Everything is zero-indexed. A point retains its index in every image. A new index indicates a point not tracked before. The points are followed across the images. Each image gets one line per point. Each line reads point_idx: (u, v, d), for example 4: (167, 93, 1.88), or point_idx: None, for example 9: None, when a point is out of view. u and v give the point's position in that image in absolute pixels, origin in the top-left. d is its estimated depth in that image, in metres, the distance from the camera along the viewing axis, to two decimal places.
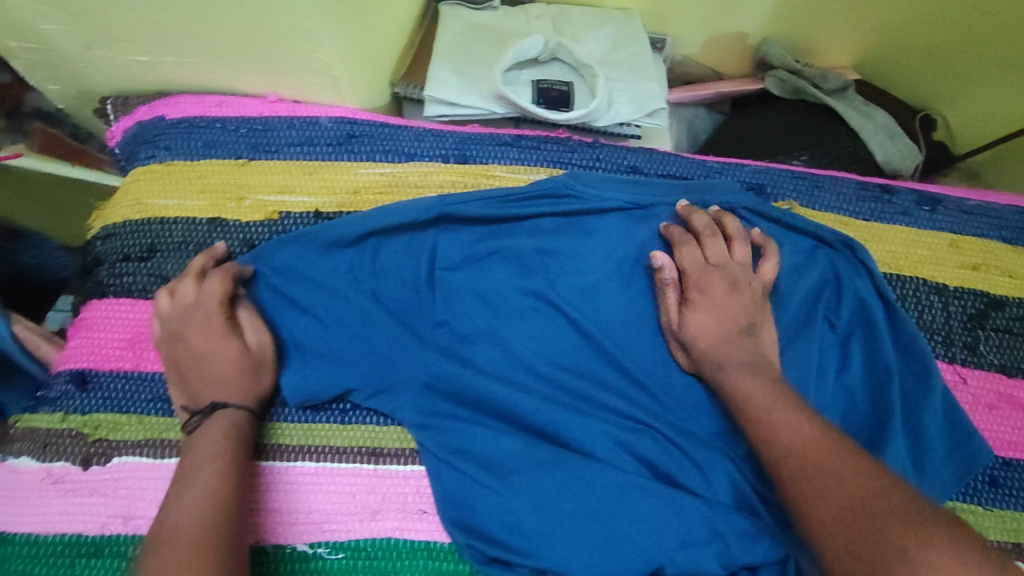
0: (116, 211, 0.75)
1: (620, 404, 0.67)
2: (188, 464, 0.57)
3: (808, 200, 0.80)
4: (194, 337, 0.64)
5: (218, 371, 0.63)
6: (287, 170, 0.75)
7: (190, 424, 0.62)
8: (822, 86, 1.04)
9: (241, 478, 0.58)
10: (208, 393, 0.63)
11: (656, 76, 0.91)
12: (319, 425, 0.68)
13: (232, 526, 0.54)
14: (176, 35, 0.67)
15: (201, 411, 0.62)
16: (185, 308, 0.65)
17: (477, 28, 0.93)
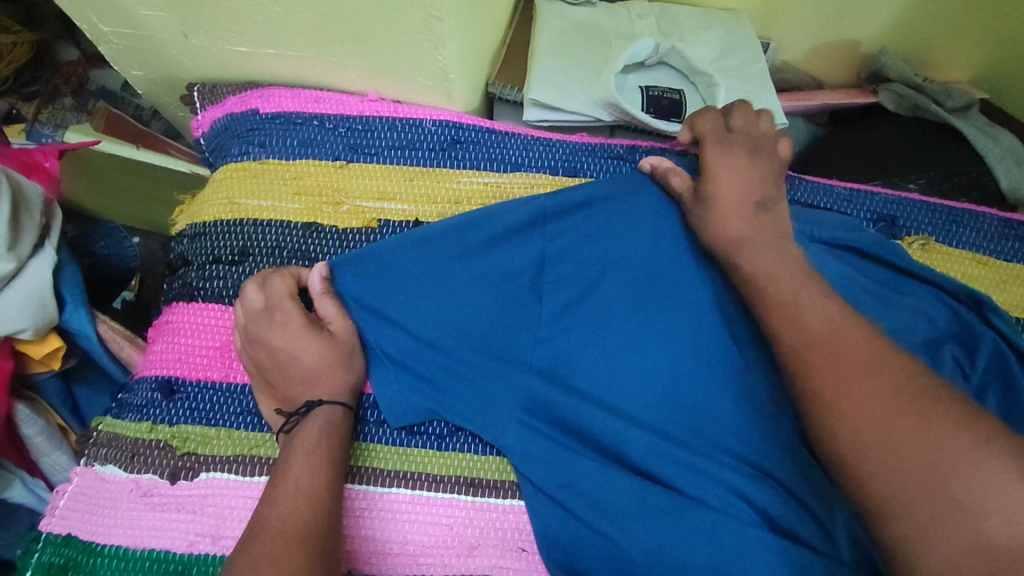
0: (205, 208, 0.71)
1: (739, 446, 0.60)
2: (284, 457, 0.55)
3: (944, 236, 0.73)
4: (273, 338, 0.62)
5: (309, 367, 0.61)
6: (387, 175, 0.71)
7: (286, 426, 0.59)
8: (943, 103, 0.96)
9: (334, 479, 0.55)
10: (301, 391, 0.61)
11: (771, 87, 0.85)
12: (415, 450, 0.64)
13: (320, 540, 0.50)
14: (291, 24, 0.64)
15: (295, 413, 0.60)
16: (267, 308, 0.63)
17: (577, 26, 0.86)
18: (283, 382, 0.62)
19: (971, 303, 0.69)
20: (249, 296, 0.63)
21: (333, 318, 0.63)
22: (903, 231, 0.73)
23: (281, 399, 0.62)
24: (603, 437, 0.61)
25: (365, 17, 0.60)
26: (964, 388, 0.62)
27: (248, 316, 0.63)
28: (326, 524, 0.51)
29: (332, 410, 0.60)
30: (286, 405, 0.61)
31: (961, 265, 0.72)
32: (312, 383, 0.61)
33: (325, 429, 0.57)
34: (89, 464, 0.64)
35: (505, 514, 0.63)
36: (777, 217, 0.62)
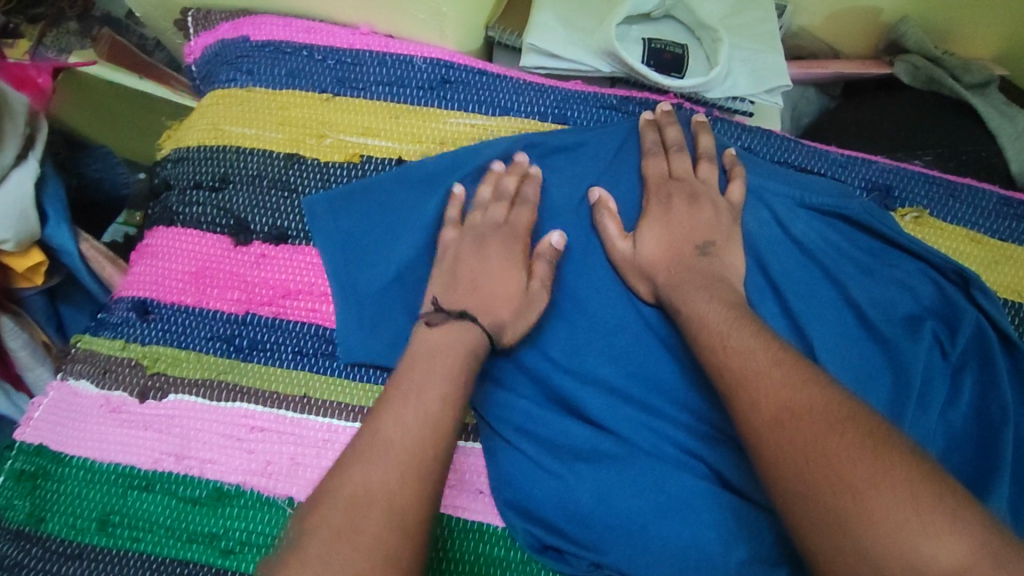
0: (190, 133, 0.70)
1: (698, 406, 0.62)
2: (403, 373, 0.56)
3: (940, 210, 0.71)
4: (492, 255, 0.63)
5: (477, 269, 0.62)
6: (373, 111, 0.70)
7: (432, 318, 0.59)
8: (960, 78, 0.92)
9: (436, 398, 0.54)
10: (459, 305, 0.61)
11: (779, 48, 0.82)
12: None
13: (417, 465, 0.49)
14: None
15: (446, 312, 0.59)
16: (477, 226, 0.64)
17: None
18: (461, 287, 0.62)
19: (958, 280, 0.67)
20: (492, 211, 0.65)
21: (545, 280, 0.62)
22: (897, 202, 0.71)
23: (446, 290, 0.62)
24: (565, 386, 0.62)
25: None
26: (937, 367, 0.64)
27: (458, 236, 0.64)
28: (497, 307, 0.61)
29: (486, 308, 0.61)
30: (445, 295, 0.61)
31: (954, 241, 0.69)
32: (494, 300, 0.61)
33: (473, 292, 0.61)
34: (64, 378, 0.65)
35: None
36: (720, 262, 0.62)
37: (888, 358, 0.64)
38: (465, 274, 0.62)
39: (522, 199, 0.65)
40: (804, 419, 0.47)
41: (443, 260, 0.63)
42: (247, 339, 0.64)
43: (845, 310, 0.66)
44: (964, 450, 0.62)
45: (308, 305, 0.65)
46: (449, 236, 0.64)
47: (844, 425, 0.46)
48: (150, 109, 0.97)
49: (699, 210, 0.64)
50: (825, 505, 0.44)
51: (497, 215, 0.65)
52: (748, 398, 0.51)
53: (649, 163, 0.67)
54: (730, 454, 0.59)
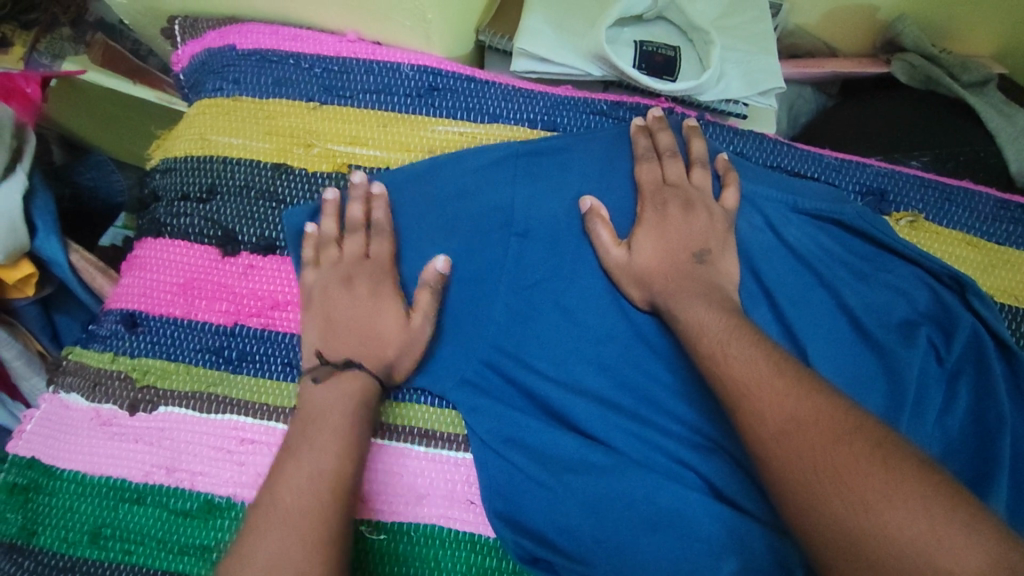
0: (178, 143, 0.70)
1: (690, 415, 0.61)
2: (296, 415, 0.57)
3: (935, 214, 0.70)
4: (353, 301, 0.61)
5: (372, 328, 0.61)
6: (361, 119, 0.69)
7: (318, 372, 0.59)
8: (958, 77, 0.90)
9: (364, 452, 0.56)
10: (341, 347, 0.60)
11: (772, 49, 0.81)
12: (406, 405, 0.64)
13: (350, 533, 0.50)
14: None
15: (330, 365, 0.59)
16: (339, 265, 0.63)
17: None
18: (336, 332, 0.61)
19: (954, 284, 0.67)
20: (351, 245, 0.63)
21: (426, 312, 0.61)
22: (891, 207, 0.70)
23: (324, 340, 0.61)
24: (555, 397, 0.62)
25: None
26: (932, 373, 0.64)
27: (320, 277, 0.63)
28: (371, 351, 0.60)
29: (377, 352, 0.60)
30: (325, 345, 0.61)
31: (949, 245, 0.69)
32: (382, 340, 0.60)
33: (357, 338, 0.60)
34: (56, 390, 0.65)
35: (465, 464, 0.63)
36: (713, 270, 0.62)
37: (884, 364, 0.64)
38: (339, 321, 0.61)
39: (377, 228, 0.64)
40: (809, 431, 0.48)
41: (311, 304, 0.62)
42: (237, 350, 0.64)
43: (839, 316, 0.66)
44: (959, 457, 0.62)
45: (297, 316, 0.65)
46: (309, 279, 0.63)
47: (854, 436, 0.46)
48: (141, 121, 0.95)
49: (694, 217, 0.63)
50: (831, 520, 0.44)
51: (356, 250, 0.63)
52: (752, 407, 0.51)
53: (642, 168, 0.66)
54: (722, 463, 0.59)
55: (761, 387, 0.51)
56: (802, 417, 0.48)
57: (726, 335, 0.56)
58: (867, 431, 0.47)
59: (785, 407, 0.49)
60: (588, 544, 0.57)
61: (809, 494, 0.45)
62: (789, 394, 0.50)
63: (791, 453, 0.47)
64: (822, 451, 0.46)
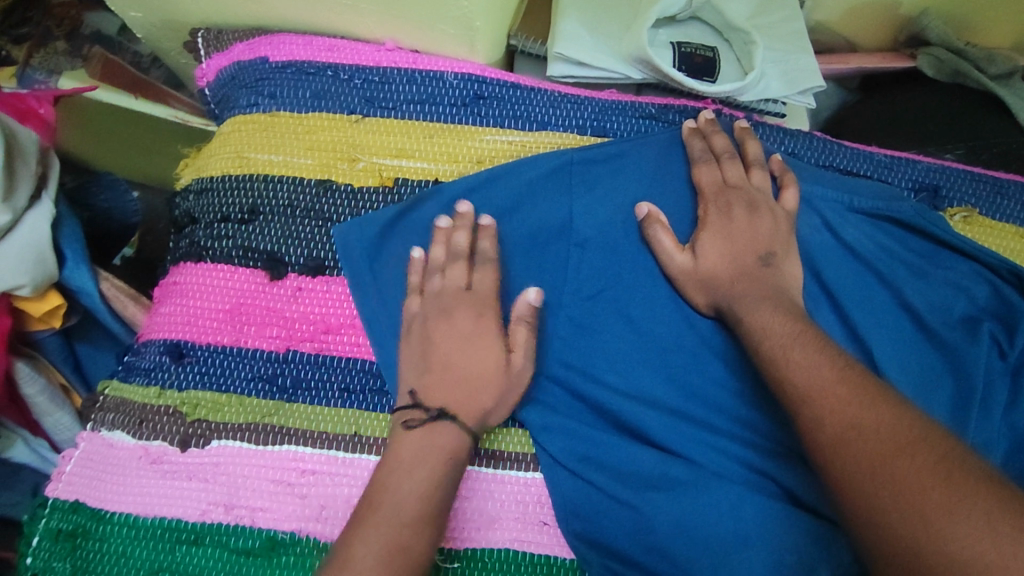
0: (212, 162, 0.67)
1: (764, 422, 0.60)
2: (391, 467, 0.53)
3: (988, 208, 0.70)
4: (461, 321, 0.59)
5: (480, 366, 0.57)
6: (405, 130, 0.67)
7: (409, 419, 0.55)
8: (986, 70, 0.90)
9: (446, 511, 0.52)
10: (440, 394, 0.56)
11: (808, 47, 0.80)
12: (500, 429, 0.62)
13: None
14: None
15: (424, 410, 0.55)
16: (439, 296, 0.60)
17: None
18: (438, 372, 0.57)
19: (1012, 279, 0.67)
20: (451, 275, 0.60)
21: (526, 350, 0.59)
22: (946, 202, 0.70)
23: (423, 381, 0.57)
24: (626, 411, 0.60)
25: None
26: (997, 369, 0.63)
27: (424, 308, 0.60)
28: (466, 399, 0.56)
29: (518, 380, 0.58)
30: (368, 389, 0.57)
31: (1003, 239, 0.69)
32: (477, 385, 0.57)
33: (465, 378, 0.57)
34: (96, 428, 0.61)
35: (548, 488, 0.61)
36: (779, 274, 0.61)
37: (948, 362, 0.63)
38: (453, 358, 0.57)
39: (482, 258, 0.61)
40: (867, 441, 0.46)
41: (410, 333, 0.60)
42: (290, 377, 0.61)
43: (901, 314, 0.65)
44: None
45: (351, 339, 0.62)
46: (413, 307, 0.61)
47: (917, 446, 0.45)
48: (156, 148, 0.94)
49: (759, 219, 0.63)
50: (898, 528, 0.42)
51: (458, 279, 0.60)
52: (813, 415, 0.50)
53: (700, 171, 0.66)
54: (801, 471, 0.58)
55: (823, 395, 0.50)
56: (881, 421, 0.47)
57: (804, 339, 0.55)
58: (935, 439, 0.45)
59: (859, 414, 0.48)
60: (676, 561, 0.56)
61: (864, 506, 0.44)
62: (877, 400, 0.49)
63: (862, 460, 0.46)
64: (879, 457, 0.45)
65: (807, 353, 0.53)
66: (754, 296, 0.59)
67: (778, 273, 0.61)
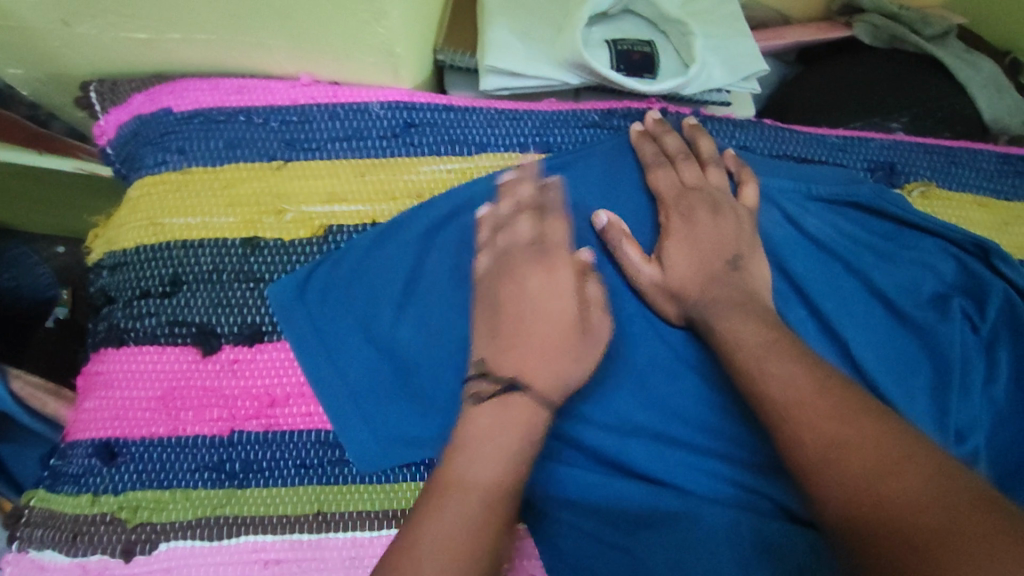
0: (123, 231, 0.60)
1: (746, 432, 0.57)
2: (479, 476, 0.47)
3: (943, 179, 0.68)
4: (532, 280, 0.55)
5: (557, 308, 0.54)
6: (334, 172, 0.61)
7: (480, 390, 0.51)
8: (921, 32, 0.89)
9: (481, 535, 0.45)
10: (537, 333, 0.53)
11: (747, 30, 0.78)
12: (400, 485, 0.56)
13: None
14: (195, 9, 0.55)
15: (493, 380, 0.51)
16: (511, 250, 0.56)
17: None
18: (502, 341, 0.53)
19: (976, 251, 0.65)
20: (519, 228, 0.57)
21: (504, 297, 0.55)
22: (902, 178, 0.68)
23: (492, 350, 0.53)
24: (606, 445, 0.57)
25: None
26: (970, 345, 0.62)
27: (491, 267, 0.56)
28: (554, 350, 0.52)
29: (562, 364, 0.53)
30: (493, 354, 0.53)
31: (962, 210, 0.67)
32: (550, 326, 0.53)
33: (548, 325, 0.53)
34: (23, 549, 0.53)
35: (371, 542, 0.53)
36: (746, 275, 0.58)
37: (922, 344, 0.62)
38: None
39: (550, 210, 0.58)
40: (854, 457, 0.43)
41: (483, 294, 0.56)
42: (239, 462, 0.55)
43: (870, 301, 0.63)
44: (1008, 428, 0.60)
45: (302, 409, 0.56)
46: (482, 266, 0.57)
47: (902, 465, 0.41)
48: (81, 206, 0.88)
49: (723, 220, 0.60)
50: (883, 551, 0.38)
51: (526, 234, 0.57)
52: (793, 430, 0.47)
53: (655, 174, 0.63)
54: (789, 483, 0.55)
55: (804, 411, 0.47)
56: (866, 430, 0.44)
57: (779, 345, 0.52)
58: (927, 456, 0.42)
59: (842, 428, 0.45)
60: None
61: (851, 524, 0.41)
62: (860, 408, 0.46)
63: (862, 479, 0.42)
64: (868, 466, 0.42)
65: (785, 363, 0.50)
66: (724, 304, 0.56)
67: (744, 275, 0.58)
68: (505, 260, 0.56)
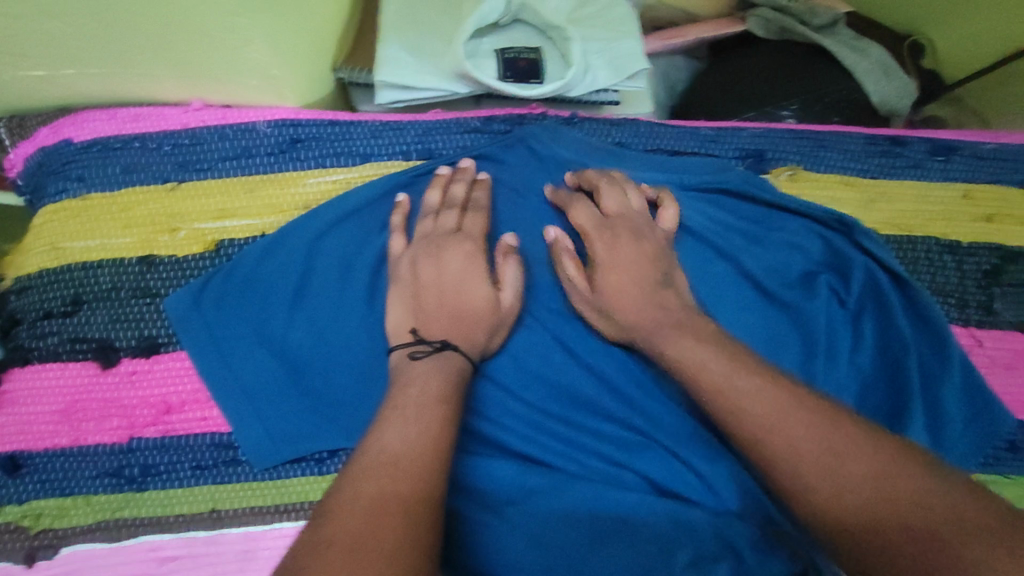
0: (28, 257, 0.64)
1: (619, 411, 0.60)
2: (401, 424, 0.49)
3: (811, 162, 0.71)
4: (452, 258, 0.60)
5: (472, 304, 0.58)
6: (225, 190, 0.65)
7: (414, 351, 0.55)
8: (810, 22, 0.92)
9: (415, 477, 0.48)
10: (446, 321, 0.57)
11: (633, 31, 0.81)
12: (292, 480, 0.59)
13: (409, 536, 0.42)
14: (79, 46, 0.59)
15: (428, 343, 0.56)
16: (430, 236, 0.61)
17: None
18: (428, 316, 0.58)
19: (841, 228, 0.68)
20: (444, 219, 0.62)
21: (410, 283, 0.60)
22: (771, 164, 0.71)
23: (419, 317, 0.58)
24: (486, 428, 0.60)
25: (157, 14, 0.54)
26: (835, 317, 0.65)
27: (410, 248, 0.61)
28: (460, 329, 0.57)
29: (472, 332, 0.57)
30: (421, 322, 0.57)
31: (829, 189, 0.70)
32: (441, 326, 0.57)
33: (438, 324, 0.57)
34: None
35: (264, 535, 0.57)
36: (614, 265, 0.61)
37: (792, 319, 0.65)
38: (423, 310, 0.59)
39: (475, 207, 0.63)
40: None
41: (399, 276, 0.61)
42: (138, 466, 0.58)
43: (741, 282, 0.66)
44: (877, 393, 0.62)
45: (198, 413, 0.60)
46: (398, 248, 0.62)
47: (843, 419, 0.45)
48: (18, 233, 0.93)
49: (593, 213, 0.63)
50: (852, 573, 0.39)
51: (448, 223, 0.62)
52: None
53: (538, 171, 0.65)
54: (659, 458, 0.58)
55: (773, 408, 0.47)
56: None
57: None
58: (908, 456, 0.42)
59: None
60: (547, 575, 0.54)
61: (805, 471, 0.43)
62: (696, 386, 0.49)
63: (820, 483, 0.42)
64: None
65: None
66: None
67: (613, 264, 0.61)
68: (426, 245, 0.61)
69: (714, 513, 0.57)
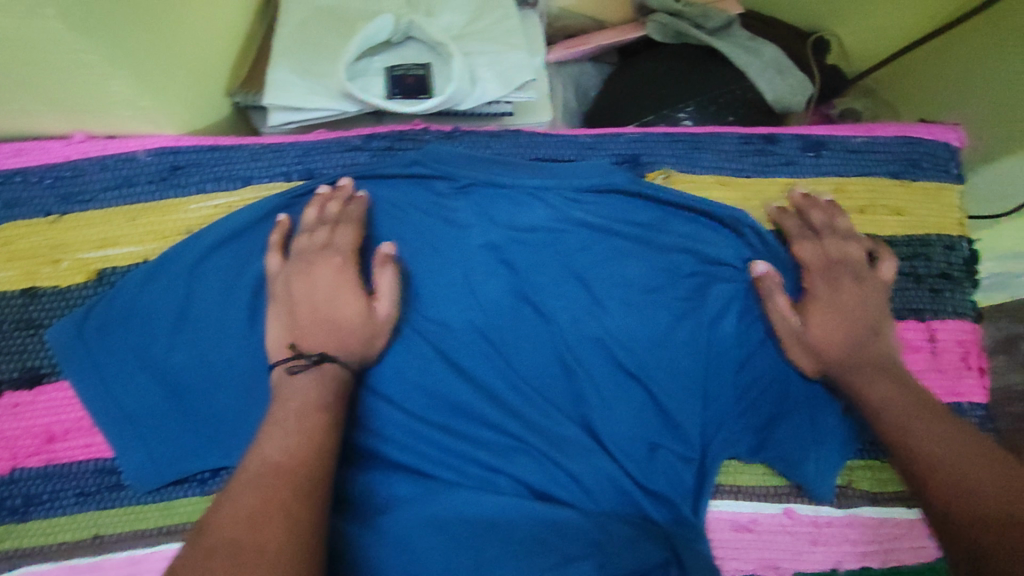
0: None
1: (494, 417, 0.61)
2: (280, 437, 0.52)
3: (686, 164, 0.73)
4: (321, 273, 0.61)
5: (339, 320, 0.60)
6: (108, 219, 0.66)
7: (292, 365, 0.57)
8: (704, 25, 0.94)
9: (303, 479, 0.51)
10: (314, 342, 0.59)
11: (521, 43, 0.82)
12: (177, 500, 0.60)
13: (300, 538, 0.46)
14: None
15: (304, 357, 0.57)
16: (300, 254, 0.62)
17: (325, 13, 0.82)
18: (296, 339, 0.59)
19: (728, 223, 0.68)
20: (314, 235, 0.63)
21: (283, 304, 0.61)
22: (647, 168, 0.73)
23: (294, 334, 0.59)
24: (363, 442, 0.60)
25: (4, 61, 0.55)
26: (712, 314, 0.65)
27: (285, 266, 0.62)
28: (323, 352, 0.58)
29: (342, 347, 0.59)
30: (299, 337, 0.59)
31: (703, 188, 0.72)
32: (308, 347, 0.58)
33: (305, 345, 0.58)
34: None
35: (147, 557, 0.58)
36: None
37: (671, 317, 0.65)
38: (293, 331, 0.60)
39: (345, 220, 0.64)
40: None
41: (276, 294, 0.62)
42: (21, 496, 0.59)
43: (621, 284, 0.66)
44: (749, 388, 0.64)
45: (81, 442, 0.61)
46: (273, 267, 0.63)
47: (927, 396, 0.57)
48: None
49: None
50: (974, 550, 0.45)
51: (320, 239, 0.63)
52: None
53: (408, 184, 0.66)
54: (531, 463, 0.60)
55: (901, 410, 0.56)
56: None
57: None
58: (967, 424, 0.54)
59: None
60: None
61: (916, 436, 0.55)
62: None
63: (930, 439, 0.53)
64: None
65: None
66: None
67: None
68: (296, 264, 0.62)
69: (583, 515, 0.58)
